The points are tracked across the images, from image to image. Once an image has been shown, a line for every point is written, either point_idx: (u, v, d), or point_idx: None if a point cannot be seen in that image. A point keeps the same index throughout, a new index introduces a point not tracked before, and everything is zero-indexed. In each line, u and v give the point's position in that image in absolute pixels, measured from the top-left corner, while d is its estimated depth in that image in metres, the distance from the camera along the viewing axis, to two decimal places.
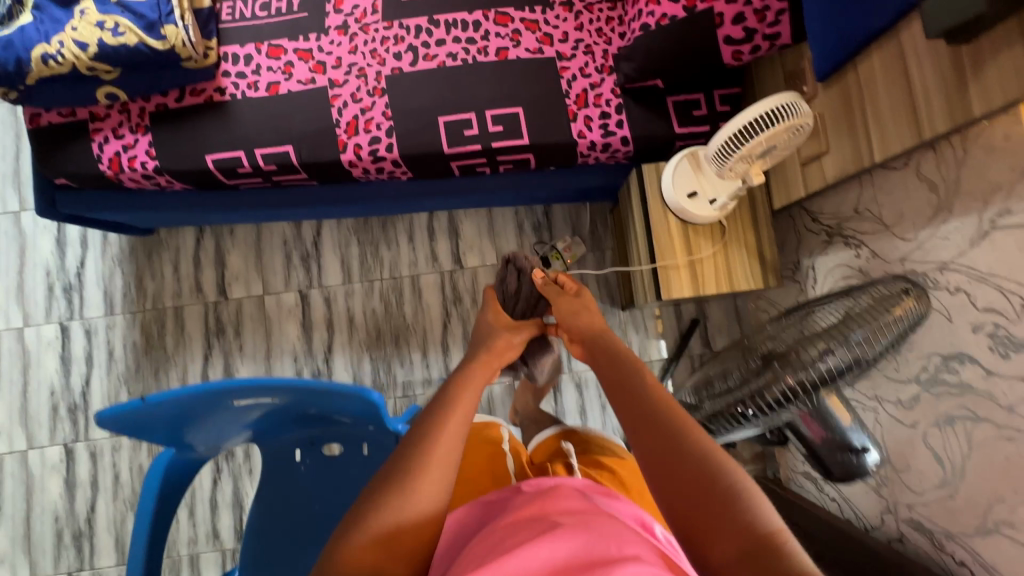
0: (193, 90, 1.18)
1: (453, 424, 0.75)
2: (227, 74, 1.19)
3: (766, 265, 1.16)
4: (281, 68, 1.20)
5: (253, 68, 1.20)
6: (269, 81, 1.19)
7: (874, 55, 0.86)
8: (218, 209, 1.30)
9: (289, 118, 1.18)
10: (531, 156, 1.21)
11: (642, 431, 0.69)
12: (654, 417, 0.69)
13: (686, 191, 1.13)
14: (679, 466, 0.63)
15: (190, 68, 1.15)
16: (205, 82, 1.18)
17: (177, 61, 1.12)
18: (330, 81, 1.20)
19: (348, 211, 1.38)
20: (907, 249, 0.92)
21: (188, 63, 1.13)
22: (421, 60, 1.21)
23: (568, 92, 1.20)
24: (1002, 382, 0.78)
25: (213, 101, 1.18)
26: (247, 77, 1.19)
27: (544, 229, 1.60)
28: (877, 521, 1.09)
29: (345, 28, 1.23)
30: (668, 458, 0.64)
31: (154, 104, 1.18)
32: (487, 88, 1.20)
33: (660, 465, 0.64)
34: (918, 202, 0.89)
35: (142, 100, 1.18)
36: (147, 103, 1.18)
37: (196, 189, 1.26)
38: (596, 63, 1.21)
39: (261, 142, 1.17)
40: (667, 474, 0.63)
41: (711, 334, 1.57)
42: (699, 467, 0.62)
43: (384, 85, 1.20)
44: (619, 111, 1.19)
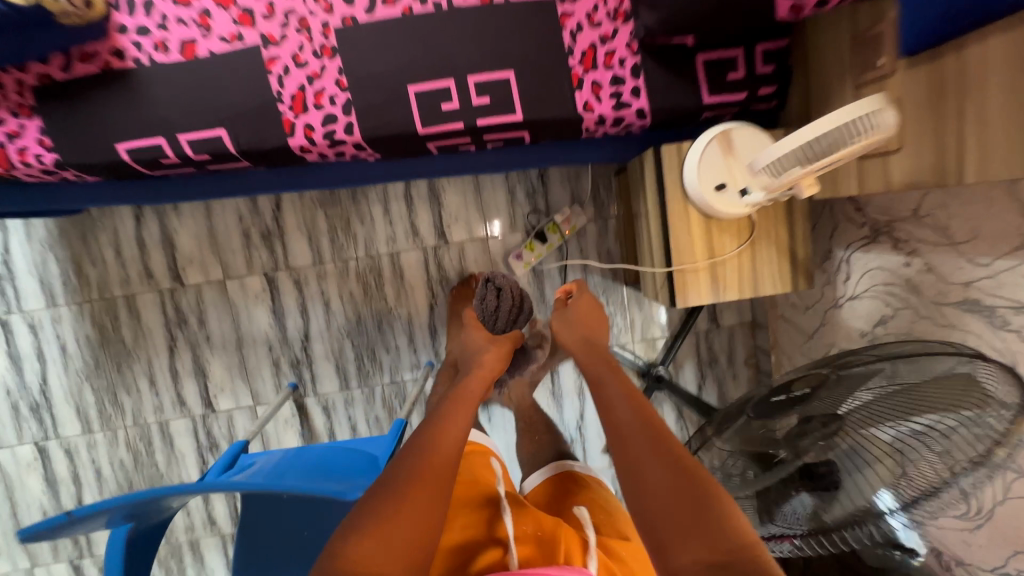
0: (82, 55, 0.90)
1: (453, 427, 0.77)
2: (123, 30, 0.90)
3: (797, 264, 1.01)
4: (195, 19, 0.91)
5: (157, 20, 0.90)
6: (182, 40, 0.91)
7: (993, 41, 0.63)
8: (147, 199, 1.08)
9: (216, 91, 0.92)
10: (526, 134, 0.98)
11: (635, 440, 0.72)
12: (650, 429, 0.73)
13: (715, 183, 0.95)
14: (668, 477, 0.67)
15: (70, 27, 0.86)
16: (96, 43, 0.90)
17: (48, 18, 0.83)
18: (262, 38, 0.92)
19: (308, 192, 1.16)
20: (977, 276, 0.79)
21: (64, 20, 0.84)
22: (380, 5, 0.92)
23: (571, 49, 0.94)
24: None
25: (112, 71, 0.91)
26: (151, 34, 0.91)
27: (539, 195, 1.40)
28: None
29: None
30: (657, 469, 0.68)
31: (34, 75, 0.90)
32: (468, 43, 0.93)
33: (651, 475, 0.68)
34: (1004, 227, 0.74)
35: (17, 70, 0.90)
36: (25, 75, 0.91)
37: (115, 179, 1.02)
38: (608, 6, 0.94)
39: (183, 126, 0.93)
40: (651, 480, 0.67)
41: (719, 308, 1.46)
42: (686, 480, 0.67)
43: (334, 43, 0.92)
44: (636, 75, 0.95)
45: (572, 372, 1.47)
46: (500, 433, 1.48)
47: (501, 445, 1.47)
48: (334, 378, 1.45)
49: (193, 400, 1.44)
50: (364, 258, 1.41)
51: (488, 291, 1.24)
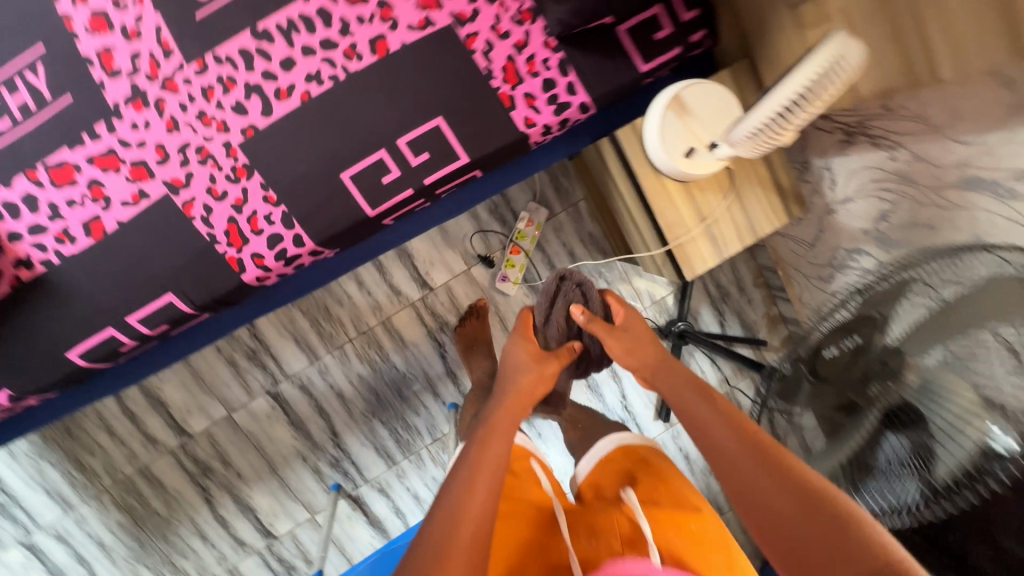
0: (93, 226, 0.81)
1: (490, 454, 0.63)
2: (147, 193, 0.82)
3: (784, 193, 0.99)
4: (146, 163, 0.82)
5: (96, 194, 0.81)
6: (175, 194, 0.83)
7: None
8: (221, 331, 0.98)
9: (192, 223, 0.84)
10: (467, 159, 0.89)
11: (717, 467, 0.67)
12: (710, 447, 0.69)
13: (683, 149, 0.90)
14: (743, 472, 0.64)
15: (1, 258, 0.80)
16: (111, 217, 0.81)
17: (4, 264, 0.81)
18: (209, 184, 0.83)
19: (334, 271, 1.00)
20: (966, 154, 0.78)
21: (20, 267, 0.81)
22: (274, 102, 0.83)
23: (490, 70, 0.86)
24: None
25: (153, 241, 0.83)
26: (126, 192, 0.82)
27: (502, 209, 1.33)
28: None
29: (142, 97, 0.81)
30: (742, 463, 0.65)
31: (103, 229, 0.82)
32: (389, 111, 0.85)
33: (730, 480, 0.65)
34: (980, 103, 0.72)
35: (72, 237, 0.81)
36: (77, 242, 0.82)
37: (215, 314, 0.93)
38: (510, 12, 0.86)
39: (212, 267, 0.85)
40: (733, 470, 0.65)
41: (744, 308, 1.49)
42: (782, 505, 0.60)
43: (245, 161, 0.84)
44: (565, 72, 0.88)
45: None
46: (555, 444, 1.47)
47: (559, 455, 1.46)
48: (378, 459, 1.41)
49: (251, 536, 1.39)
50: (358, 337, 1.34)
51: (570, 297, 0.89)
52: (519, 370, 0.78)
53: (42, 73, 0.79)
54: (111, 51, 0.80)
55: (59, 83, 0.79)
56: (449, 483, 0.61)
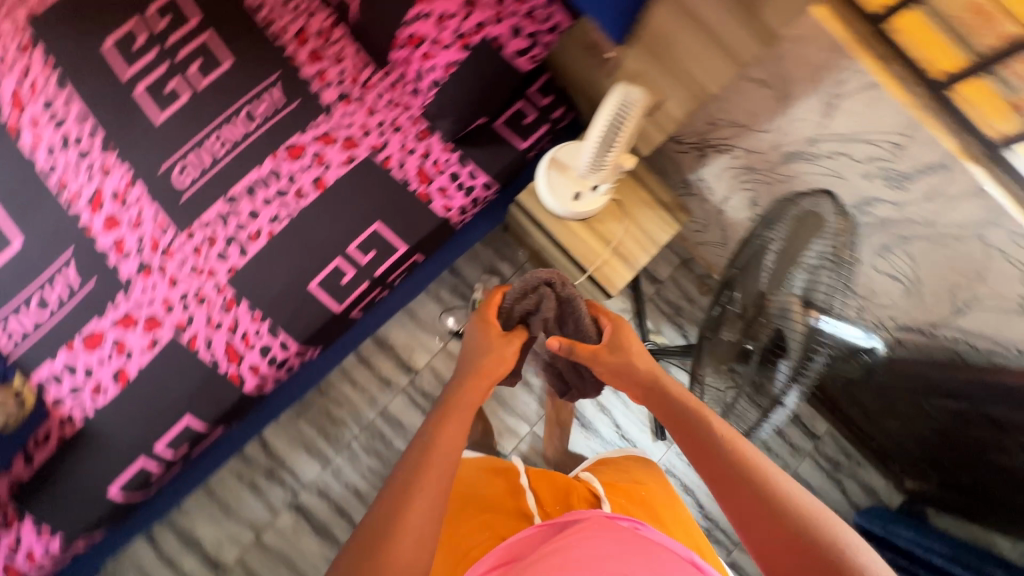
0: (118, 374, 1.00)
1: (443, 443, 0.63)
2: (159, 338, 1.02)
3: (669, 207, 1.20)
4: (156, 314, 1.03)
5: (119, 347, 1.01)
6: (182, 333, 1.03)
7: (658, 8, 0.86)
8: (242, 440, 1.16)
9: (197, 352, 1.03)
10: (405, 248, 1.11)
11: (700, 469, 0.66)
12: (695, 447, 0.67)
13: (570, 195, 1.11)
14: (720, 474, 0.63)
15: (49, 419, 0.98)
16: (132, 363, 1.01)
17: (52, 423, 0.98)
18: (207, 318, 1.04)
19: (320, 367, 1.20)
20: (773, 138, 0.98)
21: (64, 423, 0.98)
22: (248, 244, 1.06)
23: (406, 178, 1.12)
24: (913, 208, 0.88)
25: (168, 374, 1.01)
26: (143, 339, 1.02)
27: (461, 287, 1.53)
28: None
29: (147, 266, 1.04)
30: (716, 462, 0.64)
31: (127, 374, 1.00)
32: (336, 227, 1.09)
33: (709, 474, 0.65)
34: (760, 100, 0.94)
35: (102, 387, 0.99)
36: (106, 390, 1.00)
37: (231, 426, 1.10)
38: (411, 134, 1.12)
39: (217, 385, 1.03)
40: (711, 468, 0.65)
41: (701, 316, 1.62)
42: (756, 513, 0.59)
43: (232, 294, 1.05)
44: (464, 164, 1.13)
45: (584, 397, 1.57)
46: None
47: None
48: None
49: None
50: (361, 432, 1.46)
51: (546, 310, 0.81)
52: (482, 352, 0.78)
53: (73, 268, 1.02)
54: (122, 239, 1.04)
55: (85, 272, 1.02)
56: (424, 425, 0.68)
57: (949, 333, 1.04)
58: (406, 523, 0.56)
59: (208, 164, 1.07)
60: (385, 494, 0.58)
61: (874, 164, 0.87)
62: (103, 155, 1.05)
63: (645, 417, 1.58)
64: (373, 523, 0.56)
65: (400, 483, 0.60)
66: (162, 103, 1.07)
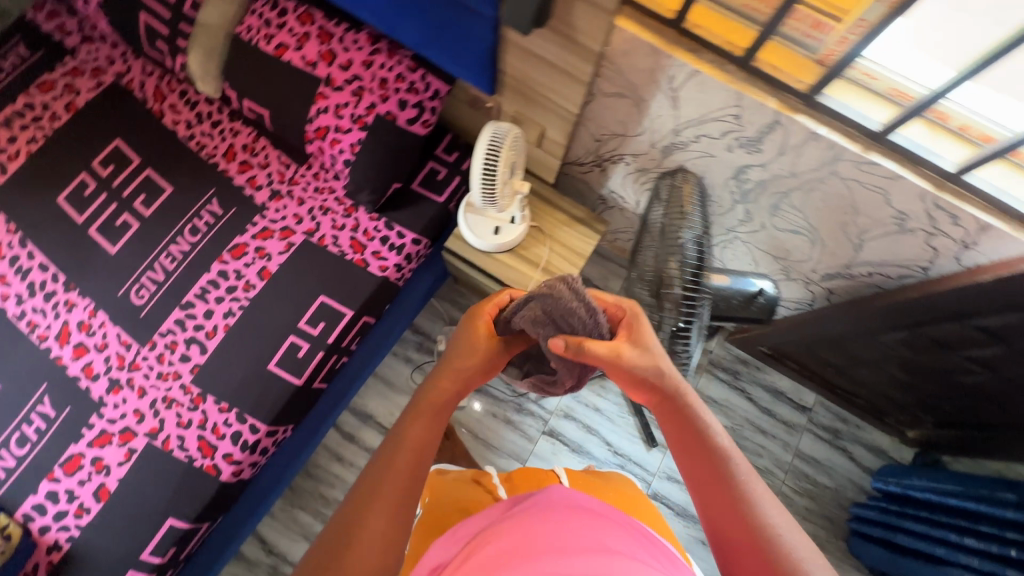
0: (98, 491, 1.05)
1: (411, 440, 0.64)
2: (135, 447, 1.08)
3: (586, 221, 1.31)
4: (129, 425, 1.09)
5: (96, 465, 1.06)
6: (155, 438, 1.09)
7: (509, 56, 1.00)
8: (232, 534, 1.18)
9: (172, 453, 1.08)
10: (353, 312, 1.19)
11: (699, 485, 0.64)
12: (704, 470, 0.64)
13: (491, 231, 1.21)
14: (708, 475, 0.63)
15: (37, 550, 1.01)
16: (111, 478, 1.05)
17: (40, 554, 1.01)
18: (177, 419, 1.10)
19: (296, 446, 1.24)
20: (647, 137, 1.10)
21: (53, 550, 1.02)
22: (207, 342, 1.15)
23: (342, 251, 1.23)
24: (776, 164, 0.97)
25: (146, 481, 1.06)
26: (119, 453, 1.07)
27: (428, 343, 1.60)
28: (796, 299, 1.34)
29: (116, 383, 1.11)
30: (704, 467, 0.64)
31: (106, 490, 1.05)
32: (285, 309, 1.18)
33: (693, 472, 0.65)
34: (623, 109, 1.07)
35: (85, 507, 1.04)
36: (89, 509, 1.04)
37: (217, 521, 1.13)
38: (339, 212, 1.25)
39: (195, 481, 1.07)
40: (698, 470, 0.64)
41: None
42: (747, 554, 0.56)
43: (198, 391, 1.12)
44: (392, 226, 1.25)
45: (569, 422, 1.59)
46: None
47: None
48: None
49: None
50: None
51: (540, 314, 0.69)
52: (462, 355, 0.72)
53: (48, 400, 1.10)
54: (91, 363, 1.12)
55: (60, 401, 1.10)
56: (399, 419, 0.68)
57: (863, 269, 1.10)
58: (373, 523, 0.56)
59: (161, 279, 1.18)
60: (356, 491, 0.59)
61: (730, 137, 0.97)
62: (66, 292, 1.15)
63: (633, 428, 1.59)
64: (344, 520, 0.57)
65: (374, 478, 0.60)
66: (114, 237, 1.19)
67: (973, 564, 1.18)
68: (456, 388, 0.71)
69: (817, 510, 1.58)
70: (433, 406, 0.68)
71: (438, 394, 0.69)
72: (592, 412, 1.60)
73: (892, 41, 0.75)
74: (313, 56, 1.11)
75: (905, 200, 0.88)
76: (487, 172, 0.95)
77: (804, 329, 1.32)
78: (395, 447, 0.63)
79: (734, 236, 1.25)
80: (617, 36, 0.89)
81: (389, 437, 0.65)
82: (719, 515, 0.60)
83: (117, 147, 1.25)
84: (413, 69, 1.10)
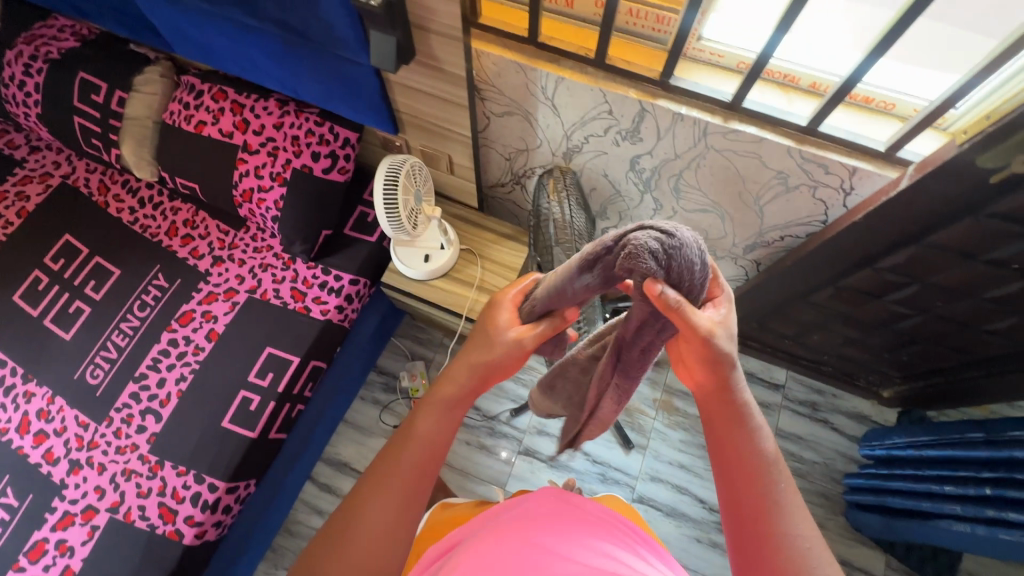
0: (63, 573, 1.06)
1: (424, 443, 0.62)
2: (98, 523, 1.09)
3: (515, 236, 1.36)
4: (91, 503, 1.11)
5: (61, 546, 1.08)
6: (117, 511, 1.10)
7: (399, 96, 1.09)
8: None
9: (133, 524, 1.09)
10: (299, 359, 1.23)
11: (725, 465, 0.61)
12: (748, 469, 0.59)
13: (421, 259, 1.26)
14: (737, 464, 0.60)
15: None
16: (75, 558, 1.07)
17: None
18: (138, 489, 1.12)
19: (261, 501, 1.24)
20: (546, 147, 1.17)
21: None
22: (161, 410, 1.18)
23: (283, 302, 1.28)
24: (660, 149, 1.02)
25: (110, 555, 1.07)
26: (83, 532, 1.09)
27: (393, 383, 1.62)
28: (732, 277, 1.37)
29: (77, 464, 1.14)
30: (737, 454, 0.60)
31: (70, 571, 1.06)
32: (234, 365, 1.22)
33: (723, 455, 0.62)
34: (516, 125, 1.14)
35: None
36: None
37: None
38: (278, 266, 1.31)
39: (158, 548, 1.08)
40: (731, 454, 0.61)
41: None
42: (753, 546, 0.57)
43: (156, 458, 1.14)
44: (329, 271, 1.30)
45: (544, 438, 1.58)
46: None
47: None
48: None
49: None
50: None
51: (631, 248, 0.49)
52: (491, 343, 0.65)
53: (12, 490, 1.13)
54: (51, 449, 1.16)
55: (24, 490, 1.13)
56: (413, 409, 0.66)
57: (774, 234, 1.13)
58: (376, 514, 0.57)
59: (114, 357, 1.23)
60: (365, 483, 0.60)
61: (613, 132, 1.04)
62: (25, 384, 1.21)
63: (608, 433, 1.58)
64: (352, 502, 0.59)
65: (384, 475, 0.60)
66: (67, 324, 1.25)
67: (958, 512, 1.14)
68: (474, 374, 0.66)
69: (809, 488, 1.54)
70: (448, 396, 0.65)
71: (456, 379, 0.66)
72: None
73: (719, 19, 0.84)
74: (229, 127, 1.21)
75: (778, 159, 0.92)
76: (389, 200, 1.01)
77: (741, 303, 1.34)
78: (407, 446, 0.62)
79: None
80: (484, 59, 0.97)
81: (402, 432, 0.64)
82: (738, 501, 0.59)
83: (66, 241, 1.33)
84: (320, 123, 1.20)
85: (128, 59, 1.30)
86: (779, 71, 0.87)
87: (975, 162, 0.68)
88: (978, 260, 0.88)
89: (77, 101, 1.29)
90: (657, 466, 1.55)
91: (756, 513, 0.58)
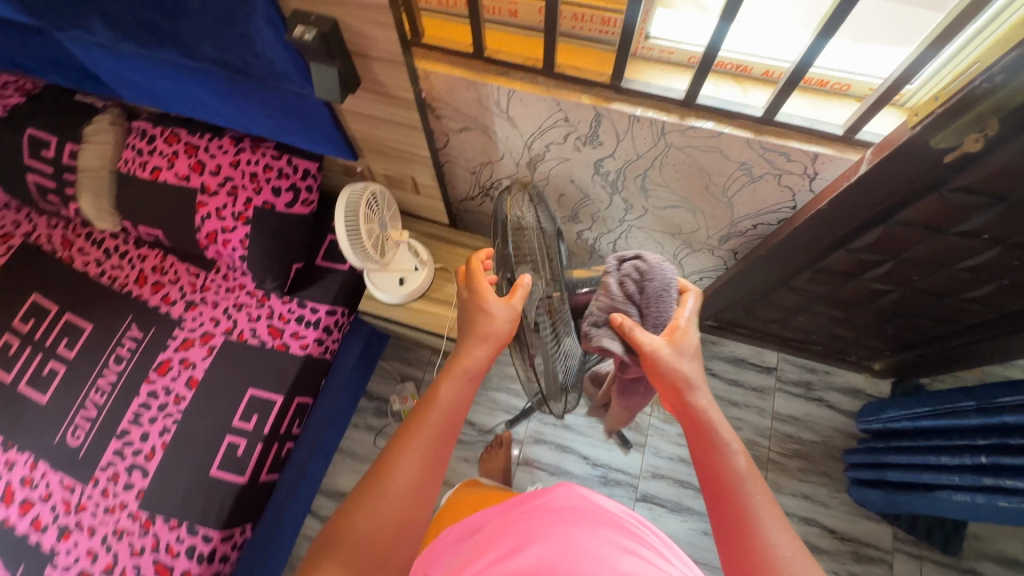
0: None
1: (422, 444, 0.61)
2: None
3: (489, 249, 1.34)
4: (84, 567, 1.09)
5: None
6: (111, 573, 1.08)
7: (353, 122, 1.07)
8: None
9: None
10: (283, 397, 1.20)
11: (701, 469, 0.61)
12: (720, 478, 0.57)
13: (396, 283, 1.23)
14: (710, 466, 0.59)
15: None
16: None
17: None
18: (130, 547, 1.10)
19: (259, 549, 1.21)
20: (508, 158, 1.15)
21: None
22: (147, 464, 1.16)
23: (261, 340, 1.25)
24: (622, 150, 1.01)
25: None
26: None
27: (385, 407, 1.61)
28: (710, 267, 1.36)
29: (66, 528, 1.12)
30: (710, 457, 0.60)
31: None
32: (217, 410, 1.20)
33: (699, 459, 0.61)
34: (475, 140, 1.12)
35: None
36: None
37: None
38: (252, 305, 1.29)
39: None
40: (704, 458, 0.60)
41: None
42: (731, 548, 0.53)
43: (146, 514, 1.12)
44: (304, 305, 1.28)
45: (542, 446, 1.57)
46: None
47: None
48: None
49: None
50: None
51: (627, 278, 0.74)
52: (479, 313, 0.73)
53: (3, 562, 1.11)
54: (38, 516, 1.14)
55: (15, 561, 1.11)
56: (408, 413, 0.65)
57: (747, 223, 1.12)
58: (373, 517, 0.54)
59: (94, 415, 1.21)
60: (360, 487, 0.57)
61: (572, 138, 1.02)
62: (5, 452, 1.18)
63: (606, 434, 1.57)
64: (343, 513, 0.55)
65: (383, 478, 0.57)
66: (43, 387, 1.23)
67: (956, 481, 1.14)
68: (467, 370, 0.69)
69: (811, 469, 1.53)
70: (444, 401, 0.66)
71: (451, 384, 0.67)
72: (561, 430, 1.59)
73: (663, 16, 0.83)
74: (185, 171, 1.19)
75: (738, 151, 0.91)
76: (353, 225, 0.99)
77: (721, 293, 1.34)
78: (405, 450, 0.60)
79: (628, 225, 1.28)
80: (433, 78, 0.95)
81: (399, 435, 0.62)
82: (717, 501, 0.57)
83: (34, 301, 1.30)
84: (277, 157, 1.19)
85: (76, 110, 1.27)
86: (730, 62, 0.86)
87: (928, 142, 0.67)
88: (947, 233, 0.88)
89: (28, 158, 1.26)
90: (657, 463, 1.54)
91: (733, 511, 0.55)
